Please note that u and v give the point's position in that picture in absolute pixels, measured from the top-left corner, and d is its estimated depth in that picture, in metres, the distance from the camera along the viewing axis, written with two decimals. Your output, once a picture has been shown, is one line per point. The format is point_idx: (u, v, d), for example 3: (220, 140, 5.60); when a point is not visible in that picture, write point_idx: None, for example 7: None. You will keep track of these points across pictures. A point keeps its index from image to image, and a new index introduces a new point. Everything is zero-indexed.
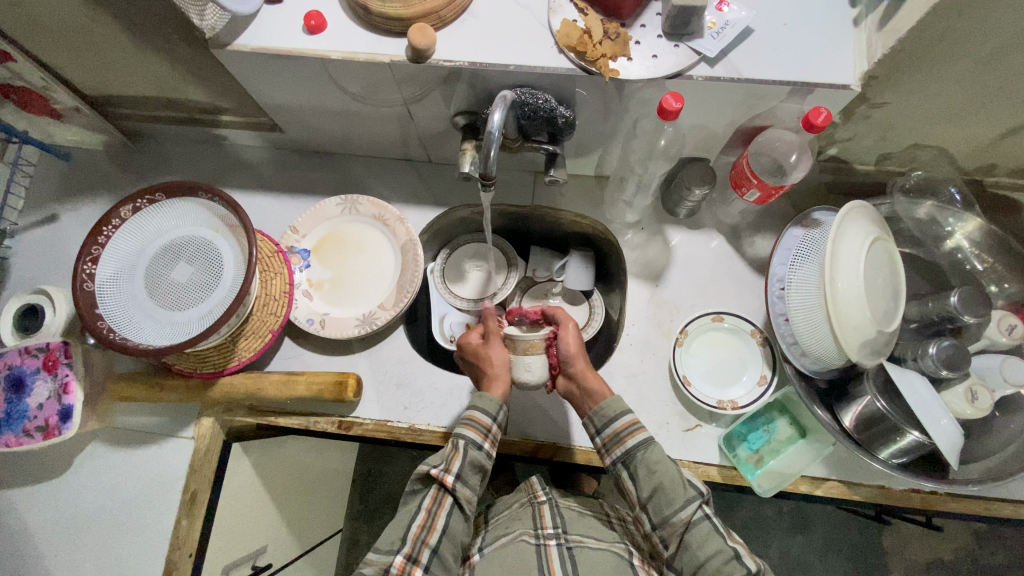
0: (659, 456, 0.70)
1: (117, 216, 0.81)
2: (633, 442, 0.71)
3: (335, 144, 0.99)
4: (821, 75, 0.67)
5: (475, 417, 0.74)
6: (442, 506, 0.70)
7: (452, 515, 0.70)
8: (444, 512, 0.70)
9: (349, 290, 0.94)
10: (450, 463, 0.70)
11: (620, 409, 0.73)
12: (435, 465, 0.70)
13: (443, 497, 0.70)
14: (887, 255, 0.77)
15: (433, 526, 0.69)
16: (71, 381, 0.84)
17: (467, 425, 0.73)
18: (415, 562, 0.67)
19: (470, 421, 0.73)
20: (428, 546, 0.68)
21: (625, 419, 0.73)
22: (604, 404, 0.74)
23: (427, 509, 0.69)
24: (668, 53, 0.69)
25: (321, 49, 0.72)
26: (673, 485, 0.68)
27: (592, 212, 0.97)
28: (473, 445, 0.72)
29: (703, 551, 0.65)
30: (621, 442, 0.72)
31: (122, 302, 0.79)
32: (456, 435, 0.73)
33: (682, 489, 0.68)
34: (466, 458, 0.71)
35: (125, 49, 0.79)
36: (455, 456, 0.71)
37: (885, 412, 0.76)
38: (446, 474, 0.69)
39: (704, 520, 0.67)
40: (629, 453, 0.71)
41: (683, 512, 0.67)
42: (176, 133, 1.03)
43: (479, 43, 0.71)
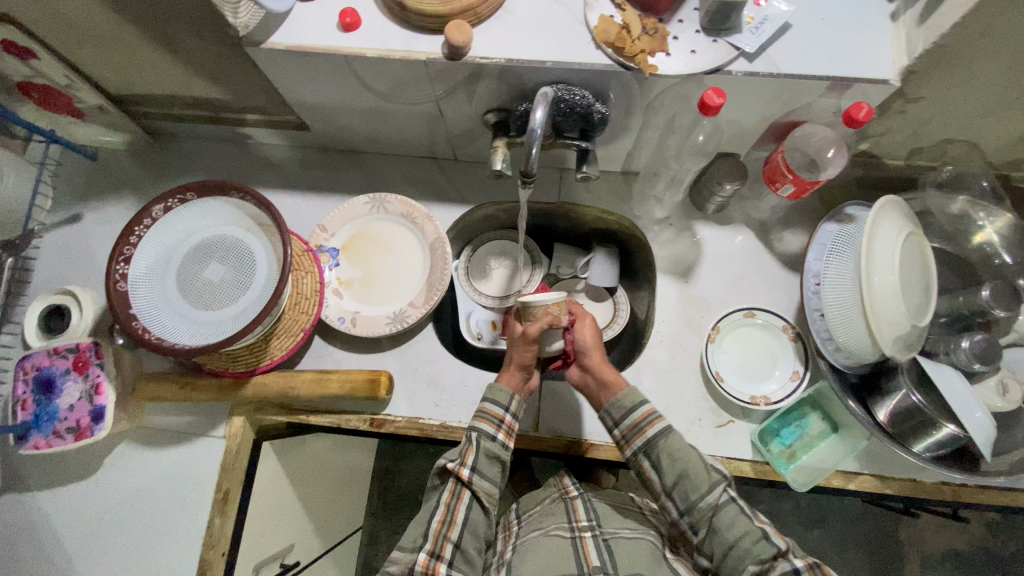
0: (679, 442, 0.70)
1: (149, 216, 0.81)
2: (653, 431, 0.72)
3: (360, 143, 0.99)
4: (859, 70, 0.67)
5: (488, 410, 0.76)
6: (461, 500, 0.71)
7: (472, 507, 0.72)
8: (463, 505, 0.71)
9: (377, 288, 0.94)
10: (465, 457, 0.72)
11: (636, 398, 0.74)
12: (451, 460, 0.73)
13: (460, 491, 0.72)
14: (921, 250, 0.77)
15: (453, 520, 0.70)
16: (103, 382, 0.85)
17: (481, 419, 0.75)
18: (438, 559, 0.68)
19: (483, 414, 0.75)
20: (451, 541, 0.69)
21: (643, 410, 0.73)
22: (618, 399, 0.74)
23: (447, 504, 0.71)
24: (707, 48, 0.68)
25: (355, 47, 0.72)
26: (698, 470, 0.69)
27: (619, 208, 0.97)
28: (488, 436, 0.74)
29: (733, 532, 0.66)
30: (641, 432, 0.72)
31: (156, 301, 0.79)
32: (469, 429, 0.75)
33: (706, 474, 0.68)
34: (480, 449, 0.73)
35: (154, 47, 0.79)
36: (469, 449, 0.73)
37: (921, 406, 0.76)
38: (461, 467, 0.71)
39: (730, 503, 0.68)
40: (649, 442, 0.72)
41: (710, 496, 0.67)
42: (199, 131, 1.03)
43: (515, 39, 0.70)
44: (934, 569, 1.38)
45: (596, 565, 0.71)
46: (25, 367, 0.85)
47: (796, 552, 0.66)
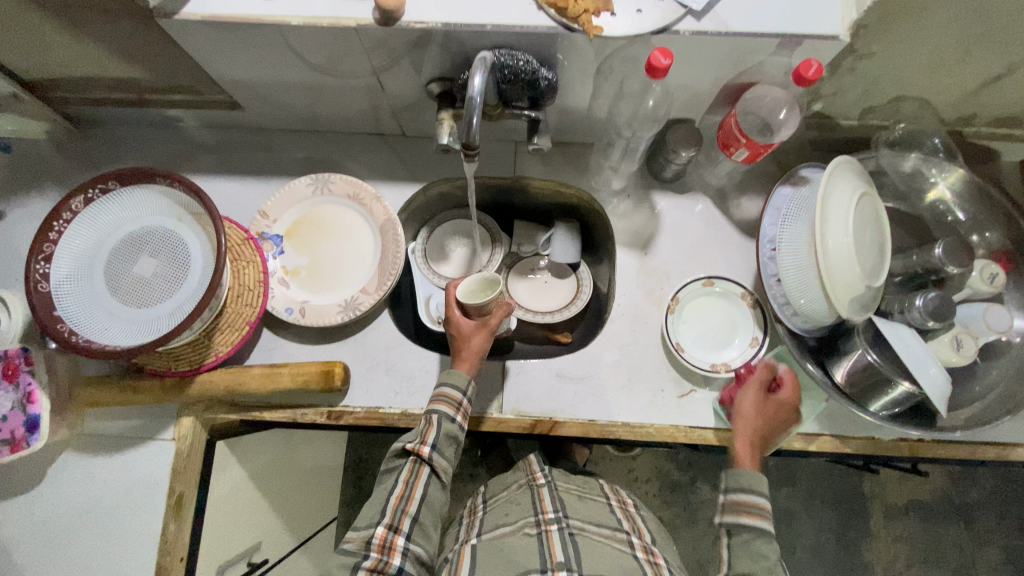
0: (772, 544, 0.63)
1: (68, 209, 0.75)
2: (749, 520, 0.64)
3: (301, 121, 0.93)
4: (809, 25, 0.65)
5: (447, 393, 0.74)
6: (420, 477, 0.70)
7: (430, 483, 0.70)
8: (422, 482, 0.70)
9: (327, 275, 0.89)
10: (426, 435, 0.71)
11: (750, 483, 0.66)
12: (412, 439, 0.71)
13: (419, 468, 0.70)
14: (871, 210, 0.77)
15: (411, 496, 0.69)
16: (35, 390, 0.79)
17: (439, 401, 0.74)
18: (396, 532, 0.66)
19: (443, 397, 0.74)
20: (409, 516, 0.68)
21: (746, 496, 0.66)
22: (735, 473, 0.68)
23: (405, 481, 0.69)
24: (653, 7, 0.65)
25: (279, 15, 0.66)
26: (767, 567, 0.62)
27: (576, 181, 0.94)
28: (448, 417, 0.73)
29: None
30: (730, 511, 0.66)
31: (82, 301, 0.74)
32: (429, 409, 0.74)
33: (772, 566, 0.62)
34: (440, 430, 0.72)
35: (59, 22, 0.72)
36: (429, 428, 0.71)
37: (876, 364, 0.77)
38: (422, 444, 0.70)
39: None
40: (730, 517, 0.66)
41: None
42: (124, 116, 0.95)
43: (451, 2, 0.66)
44: (896, 519, 1.44)
45: (561, 560, 0.69)
46: None
47: None
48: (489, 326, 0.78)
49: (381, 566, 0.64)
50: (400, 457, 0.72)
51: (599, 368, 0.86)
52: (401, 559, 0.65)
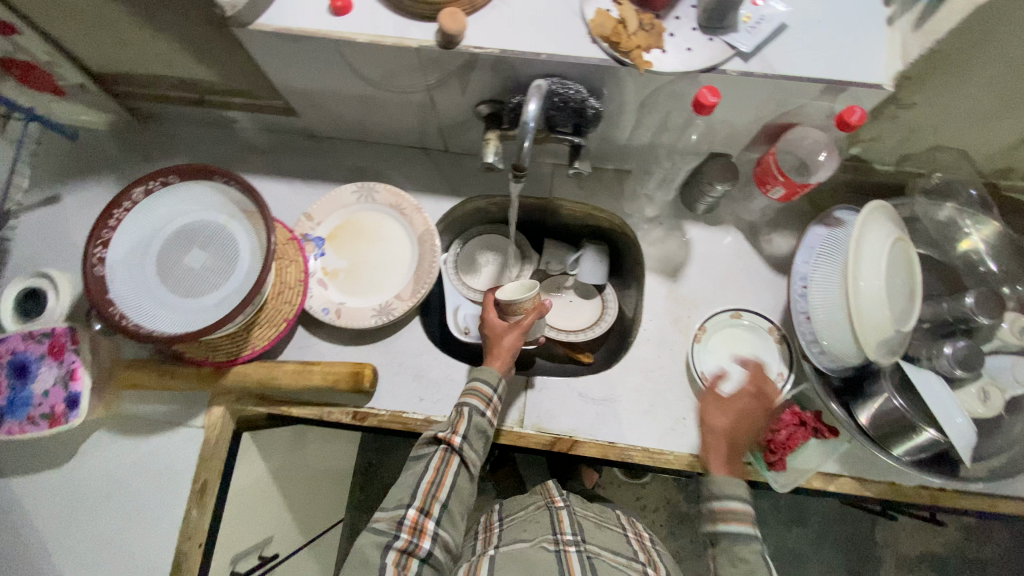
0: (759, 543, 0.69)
1: (128, 198, 0.79)
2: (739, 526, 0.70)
3: (351, 130, 0.97)
4: (853, 73, 0.67)
5: (478, 386, 0.76)
6: (450, 466, 0.72)
7: (460, 474, 0.72)
8: (452, 471, 0.72)
9: (364, 279, 0.92)
10: (457, 426, 0.73)
11: (732, 495, 0.72)
12: (443, 429, 0.74)
13: (450, 457, 0.72)
14: (905, 255, 0.78)
15: (442, 483, 0.71)
16: (78, 368, 0.82)
17: (470, 395, 0.75)
18: (426, 516, 0.69)
19: (472, 390, 0.76)
20: (439, 501, 0.70)
21: (734, 504, 0.72)
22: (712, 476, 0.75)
23: (436, 468, 0.71)
24: (702, 46, 0.68)
25: (346, 32, 0.70)
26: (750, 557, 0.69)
27: (611, 205, 0.96)
28: (477, 412, 0.75)
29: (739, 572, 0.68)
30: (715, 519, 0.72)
31: (133, 287, 0.77)
32: (460, 402, 0.76)
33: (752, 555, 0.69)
34: (471, 423, 0.74)
35: (140, 25, 0.77)
36: (461, 419, 0.74)
37: (903, 410, 0.77)
38: (454, 434, 0.72)
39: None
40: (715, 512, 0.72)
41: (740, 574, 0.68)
42: (184, 114, 1.00)
43: (509, 30, 0.69)
44: (908, 570, 1.41)
45: None
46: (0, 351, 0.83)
47: None
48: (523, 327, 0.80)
49: (412, 548, 0.67)
50: (430, 445, 0.74)
51: (621, 391, 0.87)
52: (429, 542, 0.68)
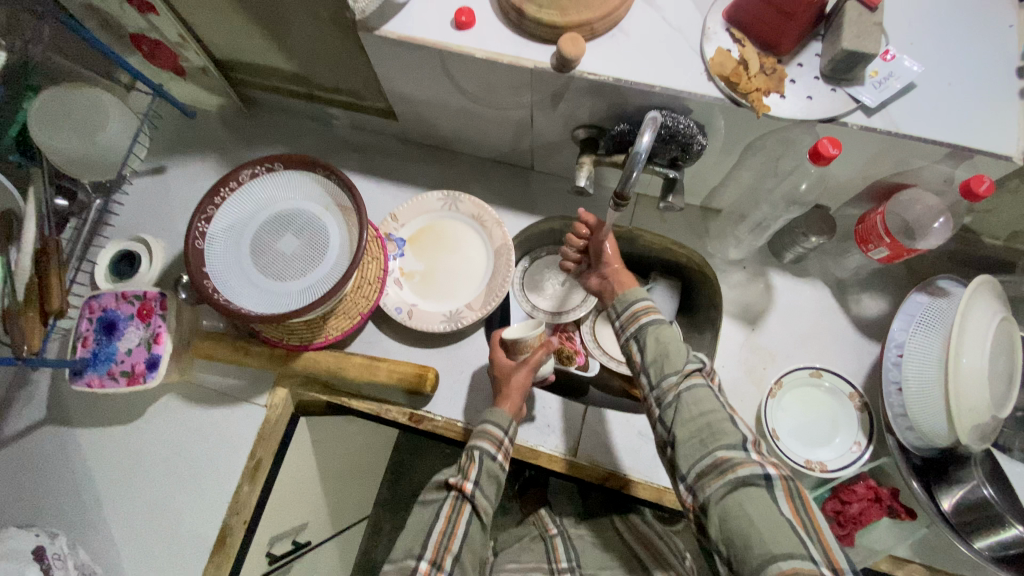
0: (670, 329, 0.67)
1: (235, 179, 0.83)
2: (646, 319, 0.69)
3: (444, 139, 0.99)
4: (984, 141, 0.64)
5: (489, 429, 0.75)
6: (462, 515, 0.68)
7: (472, 521, 0.68)
8: (464, 519, 0.68)
9: (437, 284, 0.93)
10: (468, 472, 0.70)
11: (636, 294, 0.71)
12: (452, 475, 0.70)
13: (461, 506, 0.68)
14: (1009, 337, 0.74)
15: (453, 533, 0.67)
16: (162, 332, 0.86)
17: (481, 438, 0.73)
18: (438, 569, 0.65)
19: (485, 434, 0.74)
20: (452, 553, 0.66)
21: (642, 302, 0.71)
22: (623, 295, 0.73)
23: (447, 517, 0.67)
24: (824, 95, 0.66)
25: (466, 47, 0.72)
26: (677, 351, 0.66)
27: (692, 243, 0.94)
28: (488, 456, 0.72)
29: (698, 408, 0.61)
30: (631, 321, 0.70)
31: (228, 264, 0.81)
32: (469, 447, 0.73)
33: (684, 354, 0.65)
34: (483, 468, 0.71)
35: (270, 20, 0.81)
36: (471, 466, 0.70)
37: (993, 500, 0.73)
38: (465, 480, 0.69)
39: (703, 386, 0.63)
40: (638, 330, 0.69)
41: (683, 370, 0.64)
42: (289, 106, 1.05)
43: (627, 60, 0.69)
44: None
45: None
46: (92, 306, 0.87)
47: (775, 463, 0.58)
48: (531, 364, 0.79)
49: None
50: (439, 491, 0.71)
51: None
52: None
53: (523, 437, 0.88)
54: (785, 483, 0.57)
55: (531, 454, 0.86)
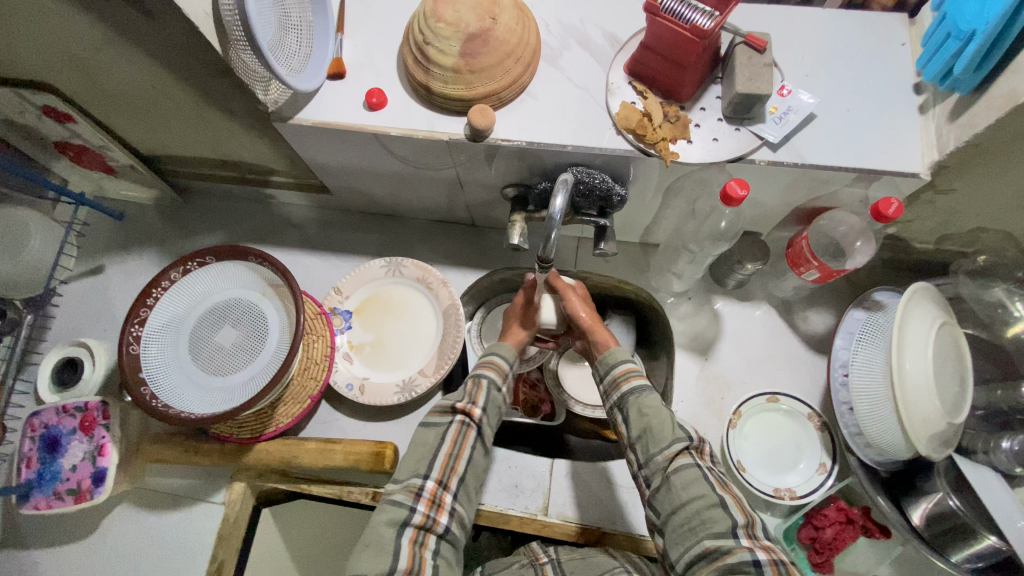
0: (655, 403, 0.65)
1: (167, 278, 0.82)
2: (629, 387, 0.67)
3: (383, 206, 1.00)
4: (886, 163, 0.66)
5: (494, 359, 0.72)
6: (468, 439, 0.66)
7: (476, 448, 0.67)
8: (469, 444, 0.66)
9: (388, 353, 0.92)
10: (476, 396, 0.68)
11: (620, 357, 0.70)
12: (460, 399, 0.69)
13: (466, 430, 0.67)
14: (952, 341, 0.75)
15: (459, 456, 0.65)
16: (107, 443, 0.82)
17: (488, 366, 0.71)
18: (444, 489, 0.63)
19: (489, 363, 0.72)
20: (456, 475, 0.65)
21: (625, 365, 0.69)
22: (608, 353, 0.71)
23: (453, 439, 0.66)
24: (729, 136, 0.68)
25: (380, 126, 0.73)
26: (663, 426, 0.64)
27: (637, 279, 0.95)
28: (495, 386, 0.70)
29: (686, 492, 0.59)
30: (616, 386, 0.68)
31: (166, 365, 0.79)
32: (476, 373, 0.71)
33: (670, 429, 0.63)
34: (489, 396, 0.69)
35: (188, 116, 0.82)
36: (480, 390, 0.69)
37: (959, 511, 0.71)
38: (473, 405, 0.67)
39: (691, 466, 0.61)
40: (624, 397, 0.68)
41: (669, 450, 0.62)
42: (226, 191, 1.05)
43: (537, 124, 0.71)
44: None
45: None
46: (33, 424, 0.84)
47: (763, 543, 0.56)
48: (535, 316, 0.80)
49: (430, 524, 0.61)
50: (444, 414, 0.68)
51: None
52: (446, 518, 0.63)
53: (492, 502, 0.86)
54: (775, 567, 0.54)
55: (501, 519, 0.84)
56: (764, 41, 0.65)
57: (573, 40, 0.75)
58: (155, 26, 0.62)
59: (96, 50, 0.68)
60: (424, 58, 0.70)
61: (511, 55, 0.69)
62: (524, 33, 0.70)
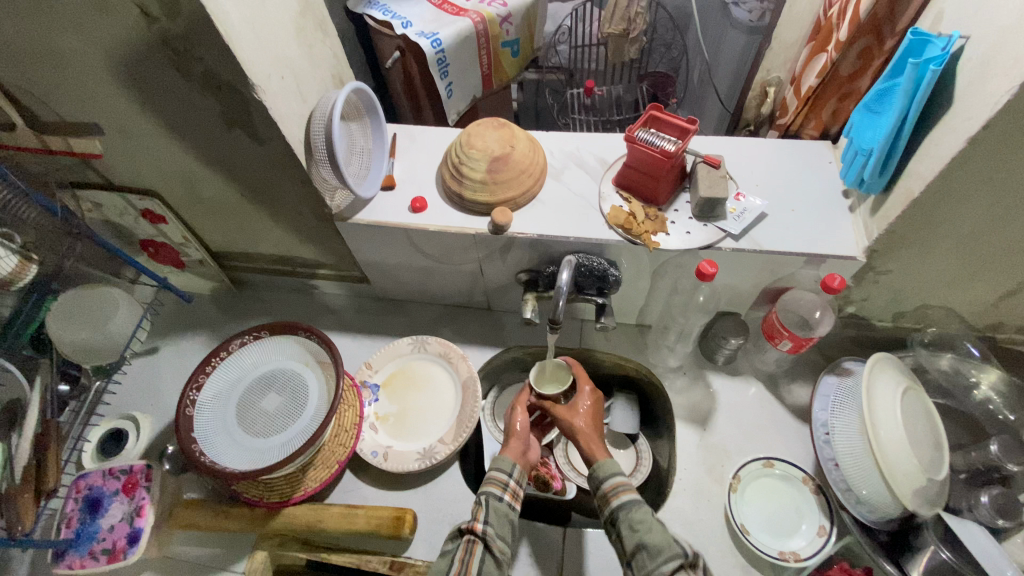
0: (644, 517, 0.71)
1: (226, 348, 0.94)
2: (619, 502, 0.74)
3: (411, 295, 1.15)
4: (827, 249, 0.82)
5: (494, 474, 0.79)
6: (475, 555, 0.70)
7: (486, 561, 0.70)
8: (476, 560, 0.70)
9: (411, 423, 1.01)
10: (477, 513, 0.74)
11: (608, 470, 0.78)
12: (465, 520, 0.75)
13: (473, 546, 0.71)
14: (919, 403, 0.83)
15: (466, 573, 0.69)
16: (145, 504, 0.88)
17: (489, 481, 0.78)
18: None
19: (490, 478, 0.78)
20: None
21: (615, 479, 0.77)
22: (599, 466, 0.79)
23: (461, 559, 0.70)
24: (699, 230, 0.85)
25: (420, 224, 0.91)
26: (656, 541, 0.69)
27: (635, 356, 1.06)
28: (496, 498, 0.76)
29: None
30: (608, 501, 0.75)
31: (214, 425, 0.88)
32: (479, 492, 0.78)
33: (665, 545, 0.68)
34: (490, 509, 0.75)
35: (261, 219, 1.01)
36: (479, 507, 0.75)
37: (951, 562, 0.74)
38: (474, 521, 0.73)
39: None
40: (616, 512, 0.74)
41: (667, 565, 0.66)
42: (276, 283, 1.21)
43: (546, 222, 0.89)
44: None
45: None
46: (78, 486, 0.89)
47: None
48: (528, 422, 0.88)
49: None
50: (455, 541, 0.75)
51: None
52: None
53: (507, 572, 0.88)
54: None
55: None
56: (718, 160, 0.85)
57: (572, 162, 0.97)
58: (259, 149, 0.83)
59: (206, 167, 0.89)
60: (457, 173, 0.90)
61: (525, 171, 0.90)
62: (534, 157, 0.92)
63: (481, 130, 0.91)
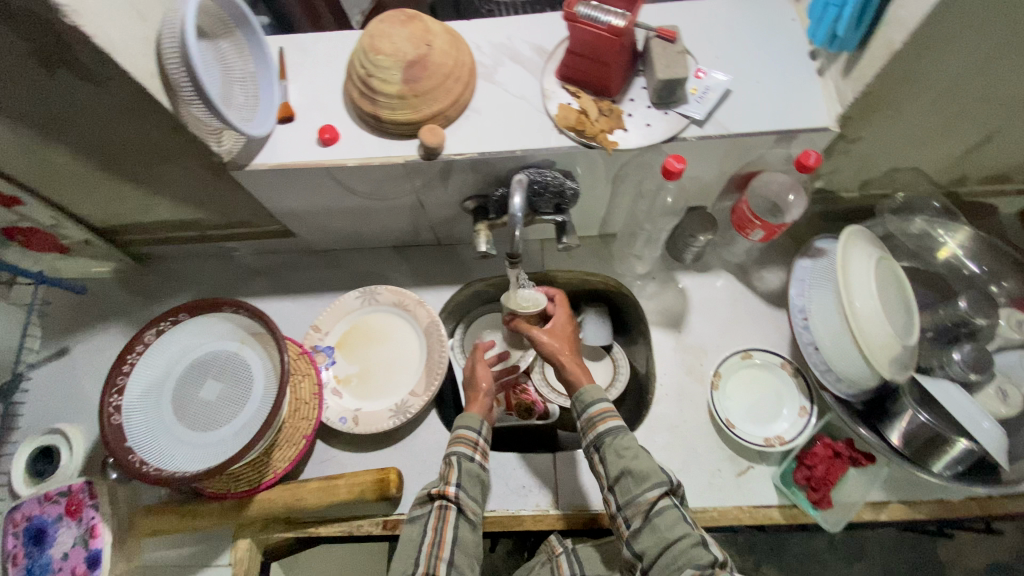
0: (630, 443, 0.69)
1: (140, 342, 0.81)
2: (606, 427, 0.72)
3: (345, 242, 1.02)
4: (799, 122, 0.73)
5: (463, 433, 0.75)
6: (448, 522, 0.67)
7: (461, 526, 0.68)
8: (450, 526, 0.67)
9: (376, 381, 0.93)
10: (449, 476, 0.70)
11: (595, 395, 0.75)
12: (435, 484, 0.71)
13: (446, 512, 0.68)
14: (893, 271, 0.81)
15: (442, 541, 0.66)
16: (99, 522, 0.81)
17: (457, 443, 0.74)
18: None
19: (459, 439, 0.75)
20: (443, 561, 0.64)
21: (602, 405, 0.74)
22: (583, 391, 0.76)
23: (433, 527, 0.67)
24: (660, 120, 0.75)
25: (335, 159, 0.76)
26: (643, 467, 0.67)
27: (602, 268, 1.00)
28: (466, 458, 0.73)
29: (670, 531, 0.62)
30: (594, 426, 0.72)
31: (148, 427, 0.77)
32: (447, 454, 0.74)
33: (652, 470, 0.67)
34: (462, 470, 0.71)
35: (142, 182, 0.82)
36: (451, 470, 0.71)
37: (929, 424, 0.76)
38: (447, 485, 0.69)
39: (671, 507, 0.65)
40: (602, 438, 0.72)
41: (650, 492, 0.65)
42: (186, 251, 1.04)
43: (483, 136, 0.75)
44: None
45: None
46: (14, 519, 0.80)
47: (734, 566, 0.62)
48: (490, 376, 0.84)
49: None
50: (424, 506, 0.71)
51: (652, 452, 0.86)
52: None
53: (504, 507, 0.86)
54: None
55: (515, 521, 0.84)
56: (673, 31, 0.73)
57: (504, 56, 0.81)
58: (103, 93, 0.63)
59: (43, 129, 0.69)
60: (368, 89, 0.74)
61: (450, 76, 0.74)
62: (458, 55, 0.75)
63: (386, 29, 0.73)
